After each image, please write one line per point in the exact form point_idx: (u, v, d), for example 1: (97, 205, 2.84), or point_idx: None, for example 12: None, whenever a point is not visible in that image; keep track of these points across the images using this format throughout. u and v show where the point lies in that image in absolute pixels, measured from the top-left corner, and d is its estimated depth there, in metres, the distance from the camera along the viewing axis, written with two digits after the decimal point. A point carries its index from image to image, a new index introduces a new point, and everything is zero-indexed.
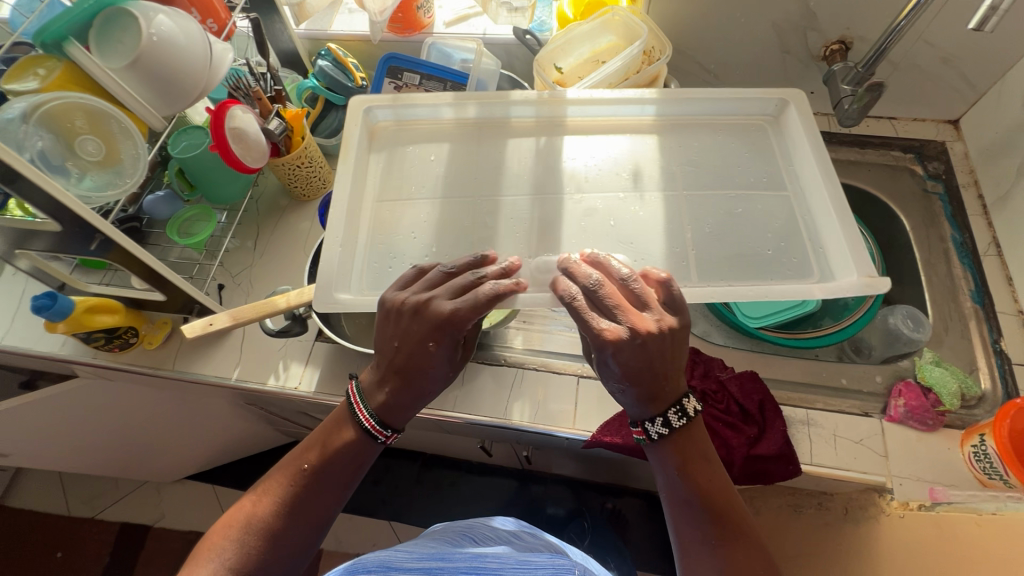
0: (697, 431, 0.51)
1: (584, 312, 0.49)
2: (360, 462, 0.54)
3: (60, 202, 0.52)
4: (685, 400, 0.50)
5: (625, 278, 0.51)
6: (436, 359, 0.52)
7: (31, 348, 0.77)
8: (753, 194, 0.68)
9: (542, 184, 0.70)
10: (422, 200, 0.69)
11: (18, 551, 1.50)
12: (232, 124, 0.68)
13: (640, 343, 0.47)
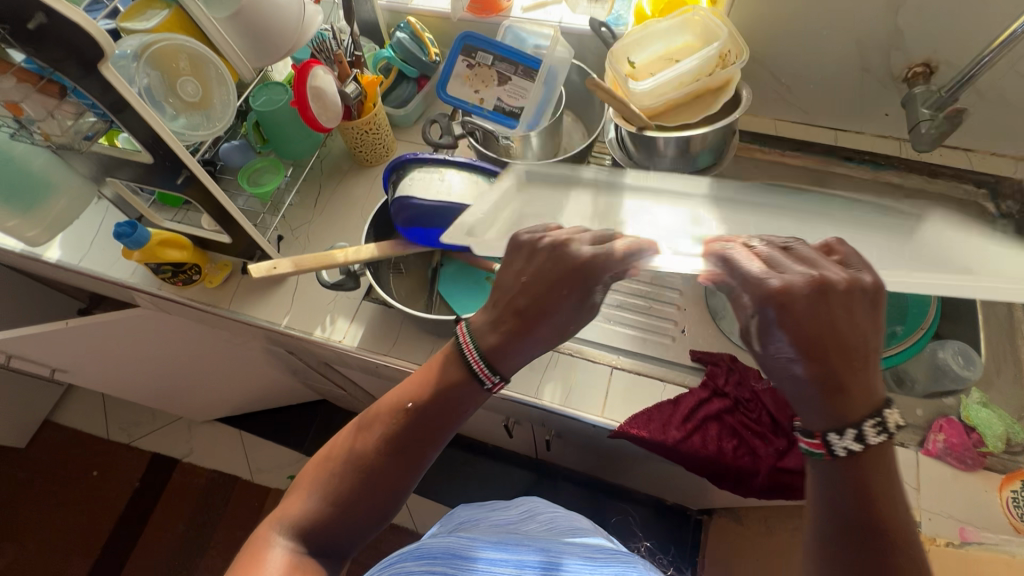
0: (887, 456, 0.40)
1: (746, 270, 0.43)
2: (463, 408, 0.52)
3: (157, 135, 0.56)
4: (886, 409, 0.39)
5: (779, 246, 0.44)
6: (565, 303, 0.51)
7: (105, 273, 0.84)
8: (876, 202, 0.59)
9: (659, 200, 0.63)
10: (543, 203, 0.64)
11: (59, 465, 1.60)
12: (314, 83, 0.71)
13: (822, 302, 0.40)
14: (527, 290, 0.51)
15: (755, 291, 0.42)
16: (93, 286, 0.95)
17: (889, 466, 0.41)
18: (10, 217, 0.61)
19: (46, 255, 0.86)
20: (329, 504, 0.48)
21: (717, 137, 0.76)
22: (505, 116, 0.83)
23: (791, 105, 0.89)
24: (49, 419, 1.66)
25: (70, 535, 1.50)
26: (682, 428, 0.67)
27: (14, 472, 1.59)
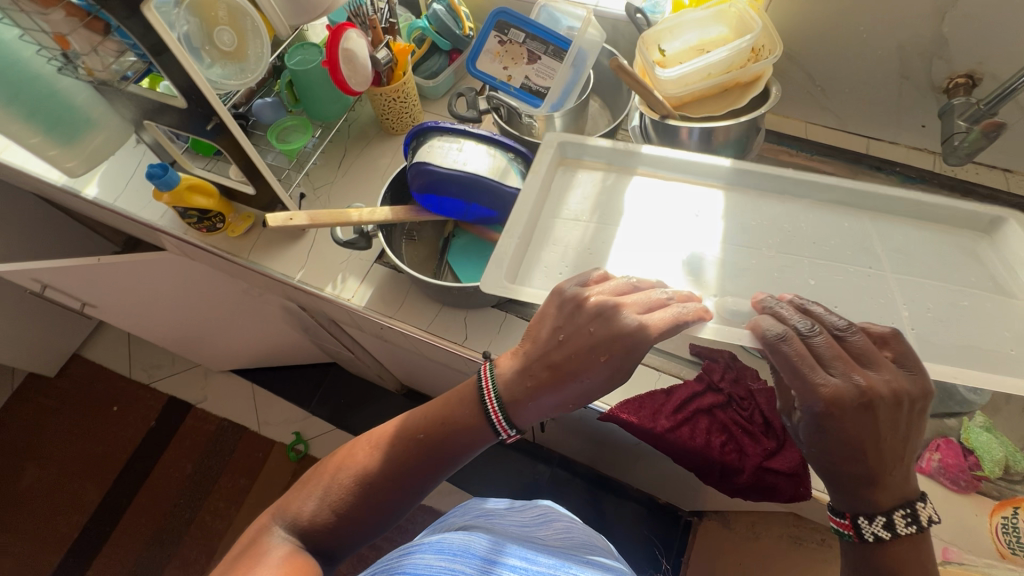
0: (923, 551, 0.45)
1: (800, 359, 0.46)
2: (471, 447, 0.56)
3: (192, 81, 0.59)
4: (920, 506, 0.45)
5: (843, 332, 0.48)
6: (600, 371, 0.52)
7: (137, 214, 0.88)
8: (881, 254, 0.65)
9: (666, 170, 0.74)
10: (587, 188, 0.74)
11: (83, 396, 1.69)
12: (345, 45, 0.73)
13: (868, 406, 0.44)
14: (575, 355, 0.53)
15: (805, 391, 0.46)
16: (125, 226, 0.99)
17: (923, 554, 0.45)
18: (51, 147, 0.64)
19: (84, 192, 0.90)
20: (334, 514, 0.54)
21: (741, 134, 0.74)
22: (532, 94, 0.83)
23: (824, 108, 0.87)
24: (78, 353, 1.75)
25: (87, 464, 1.59)
26: (671, 418, 0.68)
27: (42, 399, 1.68)
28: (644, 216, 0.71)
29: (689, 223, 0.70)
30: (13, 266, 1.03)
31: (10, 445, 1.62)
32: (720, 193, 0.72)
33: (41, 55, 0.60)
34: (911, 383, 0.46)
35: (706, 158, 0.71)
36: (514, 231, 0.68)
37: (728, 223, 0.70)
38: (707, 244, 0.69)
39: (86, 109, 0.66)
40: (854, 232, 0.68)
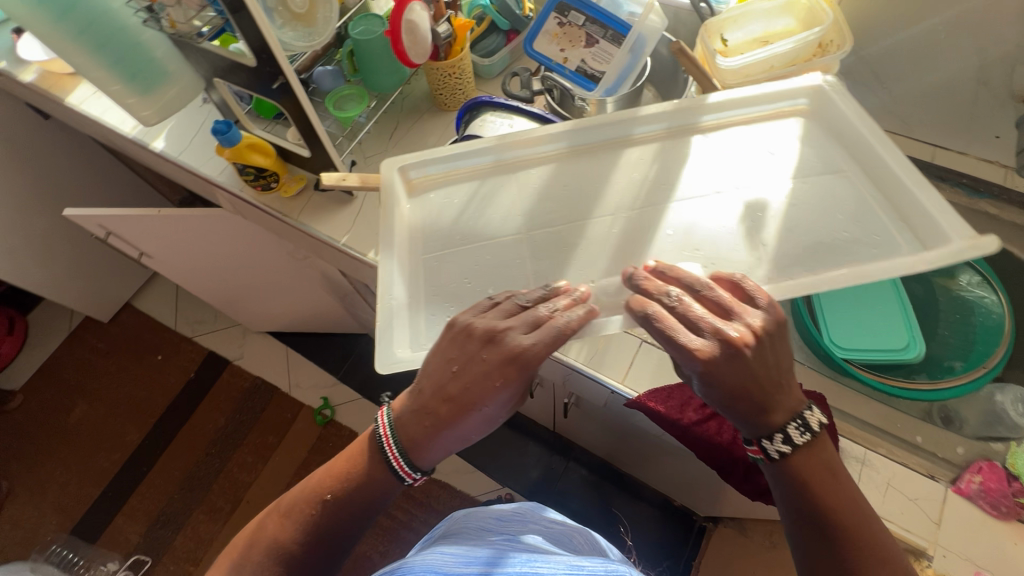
0: (824, 453, 0.49)
1: (670, 330, 0.48)
2: (380, 494, 0.57)
3: (262, 38, 0.61)
4: (807, 412, 0.49)
5: (701, 289, 0.50)
6: (493, 393, 0.52)
7: (198, 168, 0.92)
8: (767, 176, 0.67)
9: (512, 163, 0.72)
10: (455, 199, 0.71)
11: (131, 343, 1.79)
12: (409, 17, 0.75)
13: (735, 356, 0.47)
14: (467, 385, 0.52)
15: (682, 355, 0.48)
16: (185, 181, 1.05)
17: (824, 456, 0.49)
18: (129, 96, 0.68)
19: (152, 144, 0.96)
20: None
21: None
22: (587, 78, 0.83)
23: (891, 112, 0.83)
24: (130, 302, 1.86)
25: (130, 406, 1.68)
26: (700, 411, 0.68)
27: (95, 342, 1.79)
28: (515, 219, 0.70)
29: (549, 217, 0.69)
30: (82, 211, 1.10)
31: (63, 381, 1.73)
32: (587, 166, 0.71)
33: (129, 7, 0.64)
34: (756, 310, 0.50)
35: (472, 145, 0.71)
36: (392, 292, 0.65)
37: (570, 200, 0.69)
38: (583, 218, 0.68)
39: (164, 62, 0.69)
40: (626, 158, 0.71)
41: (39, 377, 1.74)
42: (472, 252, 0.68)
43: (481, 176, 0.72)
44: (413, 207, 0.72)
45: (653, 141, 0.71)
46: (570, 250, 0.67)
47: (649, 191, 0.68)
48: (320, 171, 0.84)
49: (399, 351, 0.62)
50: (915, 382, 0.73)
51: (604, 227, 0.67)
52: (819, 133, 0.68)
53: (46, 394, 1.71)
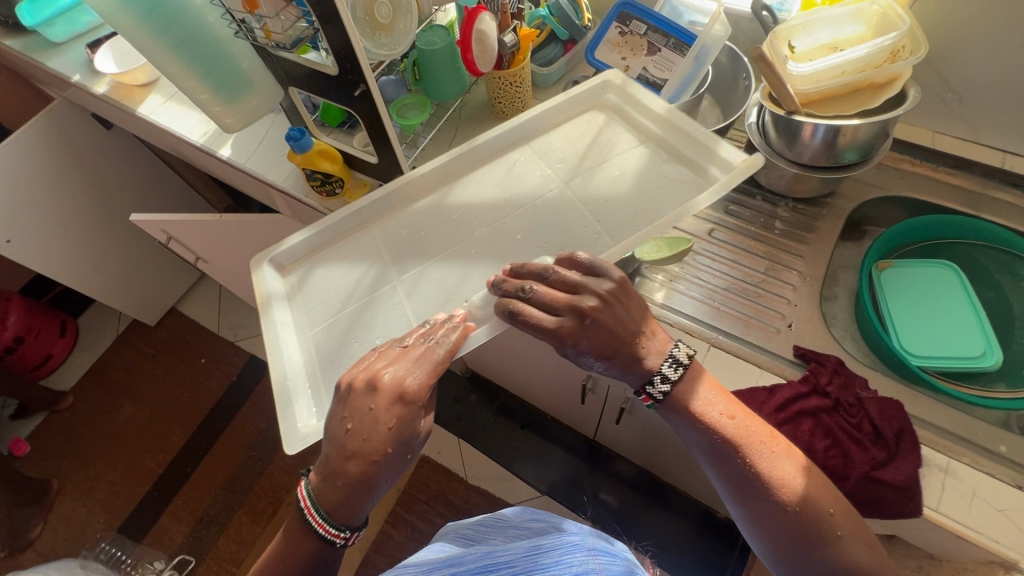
0: (698, 376, 0.62)
1: (531, 320, 0.58)
2: (320, 558, 0.61)
3: (347, 45, 0.63)
4: (677, 349, 0.61)
5: (546, 274, 0.60)
6: (389, 431, 0.55)
7: (264, 175, 0.96)
8: (569, 176, 0.75)
9: (385, 217, 0.77)
10: (332, 264, 0.75)
11: (175, 346, 1.84)
12: (479, 26, 0.77)
13: (591, 325, 0.57)
14: (370, 439, 0.55)
15: (551, 339, 0.58)
16: (247, 188, 1.08)
17: (696, 383, 0.62)
18: (216, 104, 0.72)
19: (219, 151, 0.99)
20: None
21: (870, 135, 0.72)
22: (649, 86, 0.84)
23: (958, 118, 0.83)
24: (175, 306, 1.91)
25: (174, 409, 1.72)
26: (773, 417, 0.66)
27: (141, 344, 1.85)
28: (384, 265, 0.74)
29: (416, 255, 0.73)
30: (147, 216, 1.13)
31: (111, 382, 1.78)
32: (457, 203, 0.77)
33: (222, 19, 0.66)
34: (597, 275, 0.60)
35: (334, 217, 0.75)
36: (286, 374, 0.66)
37: (437, 227, 0.75)
38: (446, 249, 0.73)
39: (250, 72, 0.72)
40: (484, 172, 0.79)
41: (88, 378, 1.79)
42: (355, 310, 0.71)
43: (351, 238, 0.76)
44: (291, 291, 0.74)
45: (501, 156, 0.79)
46: (427, 278, 0.71)
47: (508, 208, 0.75)
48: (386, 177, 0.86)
49: (304, 425, 0.64)
50: (989, 392, 0.72)
51: (463, 250, 0.73)
52: (609, 124, 0.79)
53: (95, 395, 1.76)
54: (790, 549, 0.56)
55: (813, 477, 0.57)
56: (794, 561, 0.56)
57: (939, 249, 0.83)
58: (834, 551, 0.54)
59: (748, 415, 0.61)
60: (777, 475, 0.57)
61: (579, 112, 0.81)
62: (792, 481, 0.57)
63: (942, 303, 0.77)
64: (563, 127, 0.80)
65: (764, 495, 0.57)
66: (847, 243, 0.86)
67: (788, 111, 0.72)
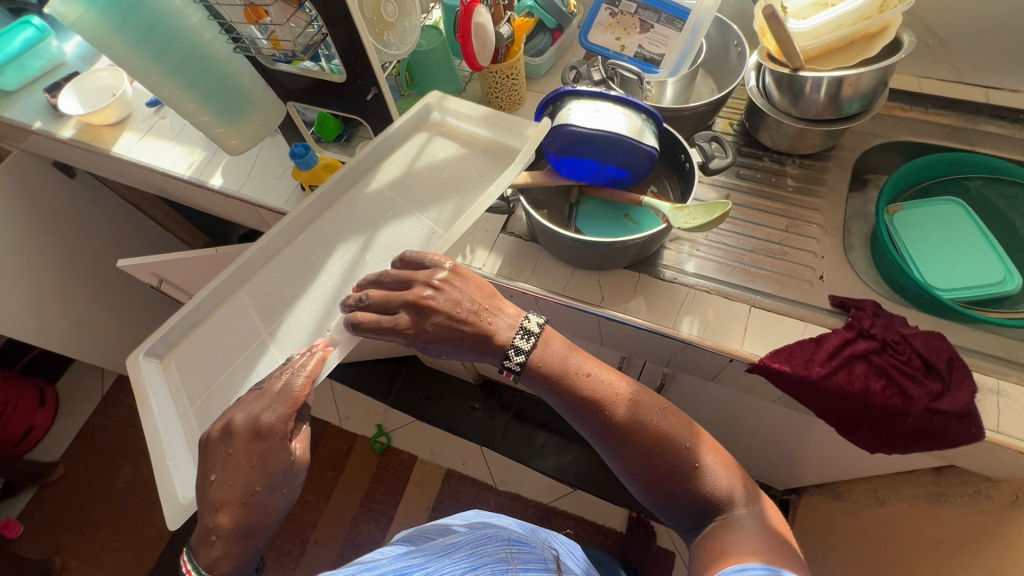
0: (549, 342, 0.64)
1: (372, 324, 0.61)
2: None
3: (359, 49, 0.61)
4: (528, 322, 0.63)
5: (376, 279, 0.64)
6: (254, 470, 0.54)
7: (263, 199, 0.92)
8: (414, 199, 0.77)
9: (254, 276, 0.74)
10: (204, 338, 0.71)
11: None
12: (477, 20, 0.75)
13: (424, 314, 0.61)
14: (235, 484, 0.54)
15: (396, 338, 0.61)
16: (241, 216, 1.04)
17: (550, 346, 0.65)
18: (219, 125, 0.69)
19: (210, 181, 0.95)
20: None
21: (871, 86, 0.73)
22: (647, 63, 0.85)
23: (941, 60, 0.87)
24: None
25: None
26: (826, 364, 0.67)
27: (131, 401, 1.75)
28: (253, 321, 0.71)
29: (281, 305, 0.72)
30: (135, 259, 1.06)
31: (104, 445, 1.68)
32: (312, 251, 0.76)
33: (220, 36, 0.64)
34: (427, 267, 0.64)
35: (200, 292, 0.70)
36: (163, 452, 0.62)
37: (294, 274, 0.74)
38: (308, 294, 0.73)
39: (252, 89, 0.69)
40: (335, 213, 0.78)
41: (78, 444, 1.68)
42: (232, 373, 0.68)
43: (216, 308, 0.72)
44: (170, 377, 0.69)
45: (351, 194, 0.79)
46: (296, 323, 0.71)
47: (363, 241, 0.75)
48: None
49: (185, 498, 0.61)
50: (1013, 312, 0.74)
51: (321, 290, 0.73)
52: (437, 140, 0.81)
53: (88, 461, 1.65)
54: (661, 486, 0.62)
55: (670, 414, 0.63)
56: (666, 496, 0.63)
57: (943, 187, 0.86)
58: (699, 481, 0.61)
59: (612, 371, 0.65)
60: (637, 419, 0.62)
61: (414, 133, 0.82)
62: (654, 423, 0.62)
63: (956, 237, 0.80)
64: (399, 150, 0.81)
65: (631, 442, 0.62)
66: (854, 193, 0.89)
67: (792, 69, 0.74)
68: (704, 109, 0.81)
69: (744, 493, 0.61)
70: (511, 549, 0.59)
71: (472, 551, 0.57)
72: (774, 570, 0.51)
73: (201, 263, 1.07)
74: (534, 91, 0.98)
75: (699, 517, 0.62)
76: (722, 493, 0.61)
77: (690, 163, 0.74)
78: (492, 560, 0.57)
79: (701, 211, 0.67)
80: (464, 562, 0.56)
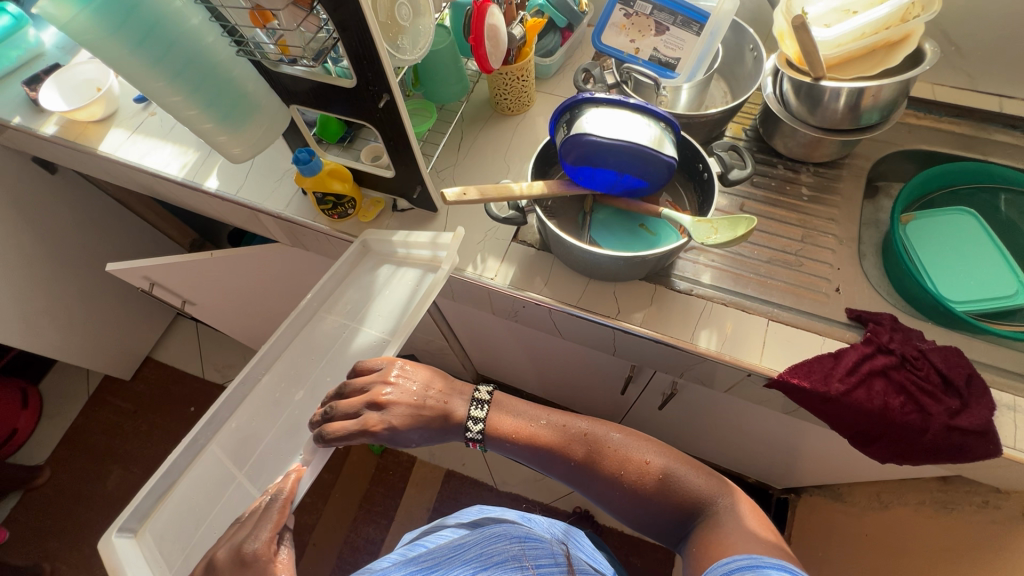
0: (501, 407, 0.70)
1: (340, 427, 0.64)
2: None
3: (373, 57, 0.58)
4: (479, 390, 0.70)
5: (336, 391, 0.68)
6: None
7: (262, 203, 0.88)
8: (363, 324, 0.78)
9: (222, 427, 0.73)
10: (179, 500, 0.68)
11: (157, 397, 1.70)
12: (491, 21, 0.72)
13: (388, 411, 0.66)
14: None
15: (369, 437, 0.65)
16: (236, 219, 1.00)
17: (504, 408, 0.71)
18: (221, 133, 0.65)
19: (205, 183, 0.91)
20: None
21: (891, 97, 0.72)
22: (662, 67, 0.83)
23: (955, 68, 0.86)
24: (150, 354, 1.77)
25: None
26: (845, 380, 0.66)
27: (119, 401, 1.70)
28: (223, 467, 0.70)
29: (252, 445, 0.72)
30: (125, 263, 1.01)
31: (92, 449, 1.63)
32: (266, 392, 0.76)
33: (222, 38, 0.60)
34: (379, 369, 0.68)
35: (170, 457, 0.67)
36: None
37: (257, 416, 0.74)
38: (277, 431, 0.72)
39: (256, 95, 0.66)
40: (293, 349, 0.79)
41: (64, 448, 1.63)
42: (211, 522, 0.66)
43: (187, 470, 0.70)
44: (149, 547, 0.66)
45: (307, 328, 0.80)
46: (268, 459, 0.70)
47: (321, 370, 0.77)
48: (403, 191, 0.81)
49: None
50: (1016, 325, 0.75)
51: (288, 424, 0.73)
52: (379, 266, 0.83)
53: (75, 464, 1.61)
54: (637, 499, 0.63)
55: (628, 435, 0.66)
56: (676, 528, 0.63)
57: (956, 196, 0.86)
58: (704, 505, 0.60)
59: (567, 414, 0.70)
60: (596, 445, 0.66)
61: (361, 266, 0.84)
62: (612, 446, 0.65)
63: (969, 248, 0.80)
64: (350, 283, 0.83)
65: (597, 470, 0.65)
66: (866, 201, 0.89)
67: (813, 78, 0.73)
68: (718, 116, 0.79)
69: (721, 490, 0.61)
70: (522, 545, 0.56)
71: (484, 547, 0.56)
72: (759, 556, 0.50)
73: (194, 267, 1.03)
74: (543, 92, 0.96)
75: (685, 522, 0.62)
76: (698, 493, 0.61)
77: (709, 173, 0.73)
78: (503, 559, 0.54)
79: (724, 225, 0.65)
80: (475, 562, 0.55)
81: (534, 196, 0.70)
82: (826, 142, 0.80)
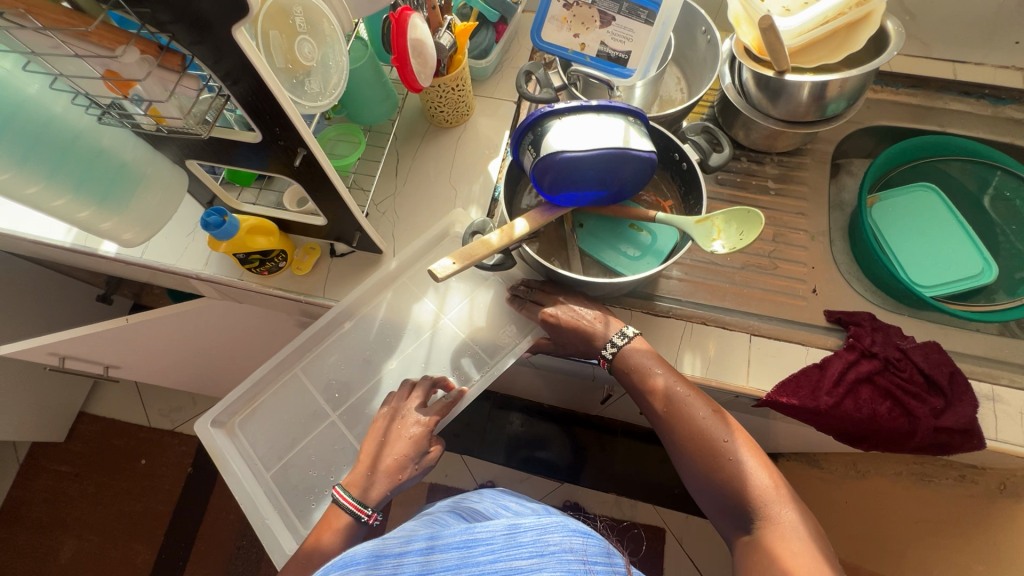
0: (645, 355, 0.62)
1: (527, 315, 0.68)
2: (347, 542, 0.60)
3: (280, 111, 0.47)
4: (626, 330, 0.63)
5: (527, 289, 0.70)
6: (411, 441, 0.63)
7: (174, 265, 0.75)
8: (442, 297, 0.76)
9: (310, 359, 0.75)
10: (269, 412, 0.74)
11: (101, 455, 1.55)
12: (414, 35, 0.61)
13: (560, 311, 0.65)
14: (397, 442, 0.63)
15: (550, 332, 0.66)
16: (150, 278, 0.86)
17: (644, 349, 0.63)
18: (105, 218, 0.53)
19: (100, 248, 0.77)
20: None
21: (856, 85, 0.66)
22: (611, 62, 0.74)
23: (910, 36, 0.83)
24: (84, 410, 1.59)
25: (127, 525, 1.47)
26: (833, 393, 0.63)
27: (55, 467, 1.53)
28: (316, 401, 0.74)
29: (343, 390, 0.74)
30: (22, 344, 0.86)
31: (36, 522, 1.48)
32: (355, 347, 0.75)
33: (77, 105, 0.48)
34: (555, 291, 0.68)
35: (261, 371, 0.72)
36: (260, 512, 0.68)
37: (347, 364, 0.75)
38: (368, 387, 0.74)
39: (138, 163, 0.54)
40: (369, 306, 0.76)
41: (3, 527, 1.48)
42: (305, 450, 0.72)
43: (277, 386, 0.74)
44: (244, 444, 0.72)
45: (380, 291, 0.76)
46: (361, 409, 0.73)
47: (404, 340, 0.75)
48: (343, 238, 0.71)
49: (288, 547, 0.66)
50: (995, 303, 0.76)
51: (383, 390, 0.74)
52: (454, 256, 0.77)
53: (20, 542, 1.46)
54: (701, 480, 0.56)
55: (720, 416, 0.57)
56: (733, 525, 0.54)
57: (918, 170, 0.84)
58: (765, 516, 0.51)
59: (673, 370, 0.61)
60: (680, 410, 0.58)
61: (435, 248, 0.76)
62: (697, 416, 0.57)
63: (935, 226, 0.79)
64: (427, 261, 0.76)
65: (677, 437, 0.58)
66: (830, 182, 0.86)
67: (777, 72, 0.66)
68: (676, 115, 0.72)
69: (784, 501, 0.52)
70: (583, 536, 0.45)
71: (540, 532, 0.44)
72: None
73: (110, 336, 0.89)
74: (483, 96, 0.86)
75: (737, 520, 0.53)
76: (758, 494, 0.52)
77: (689, 163, 0.68)
78: (561, 551, 0.43)
79: (725, 219, 0.61)
80: (532, 549, 0.43)
81: (518, 239, 0.62)
82: (788, 133, 0.76)
